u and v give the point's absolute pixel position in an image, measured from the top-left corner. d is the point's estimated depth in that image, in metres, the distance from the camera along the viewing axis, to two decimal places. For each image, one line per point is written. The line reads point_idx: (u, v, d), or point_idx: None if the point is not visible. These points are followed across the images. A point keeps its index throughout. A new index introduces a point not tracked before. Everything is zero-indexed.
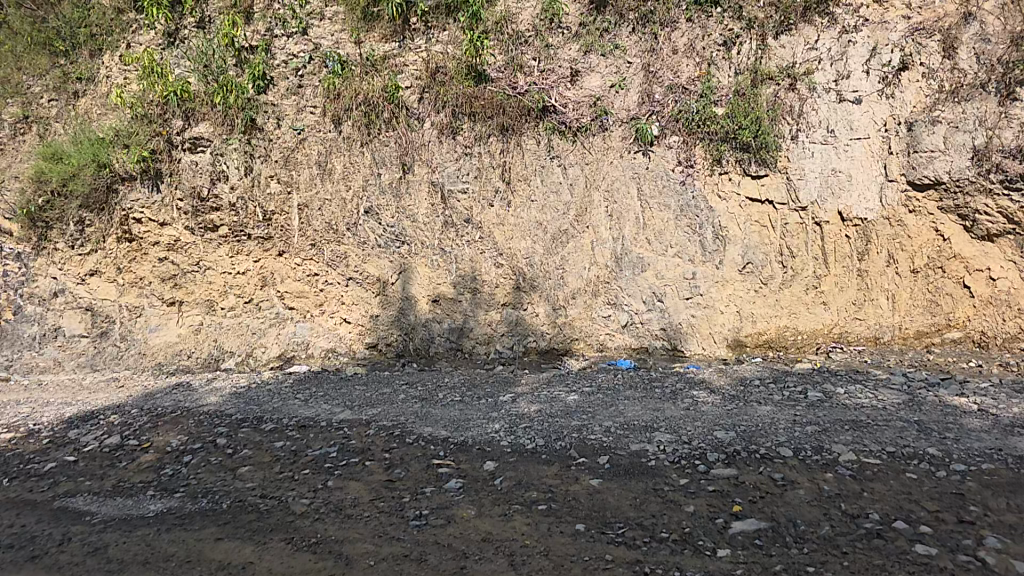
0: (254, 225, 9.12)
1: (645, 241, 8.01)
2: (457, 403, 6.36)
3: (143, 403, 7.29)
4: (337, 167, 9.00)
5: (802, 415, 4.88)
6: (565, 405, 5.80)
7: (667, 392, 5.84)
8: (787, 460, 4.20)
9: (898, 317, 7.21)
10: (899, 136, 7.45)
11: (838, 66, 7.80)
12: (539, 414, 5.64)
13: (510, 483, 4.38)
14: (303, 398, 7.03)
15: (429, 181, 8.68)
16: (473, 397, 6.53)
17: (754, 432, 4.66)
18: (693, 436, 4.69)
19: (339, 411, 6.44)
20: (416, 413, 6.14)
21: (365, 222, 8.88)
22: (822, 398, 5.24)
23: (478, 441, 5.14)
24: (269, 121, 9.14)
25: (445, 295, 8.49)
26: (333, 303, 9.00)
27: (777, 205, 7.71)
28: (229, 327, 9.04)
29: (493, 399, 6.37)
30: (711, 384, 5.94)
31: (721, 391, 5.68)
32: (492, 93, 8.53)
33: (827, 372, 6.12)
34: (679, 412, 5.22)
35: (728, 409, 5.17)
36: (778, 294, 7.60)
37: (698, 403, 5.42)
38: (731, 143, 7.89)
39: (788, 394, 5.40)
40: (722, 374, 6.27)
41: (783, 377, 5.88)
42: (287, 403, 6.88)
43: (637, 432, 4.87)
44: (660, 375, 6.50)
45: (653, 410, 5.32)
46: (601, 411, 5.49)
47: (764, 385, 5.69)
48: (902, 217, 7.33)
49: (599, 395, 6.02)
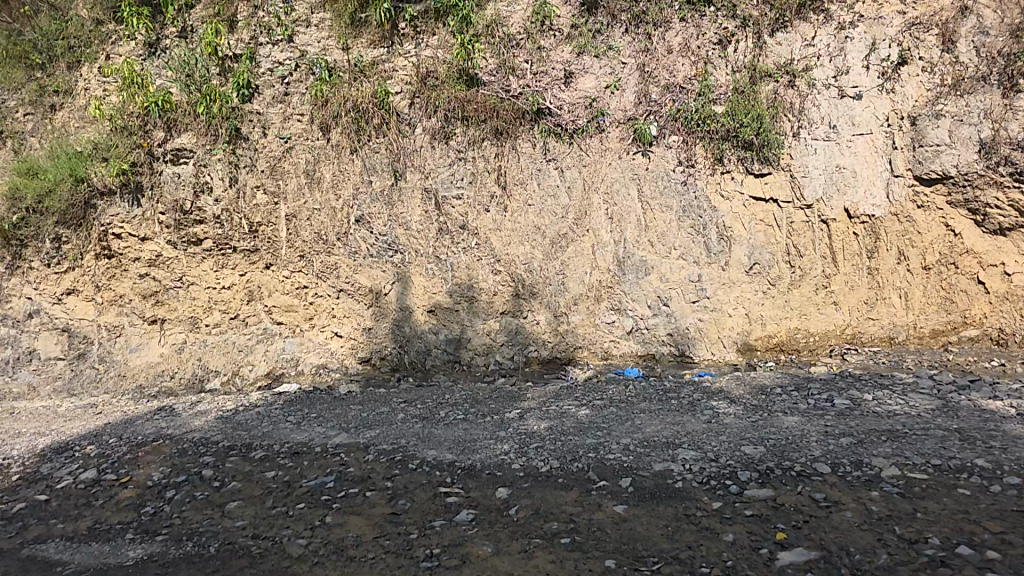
0: (239, 237, 8.71)
1: (648, 243, 7.68)
2: (461, 422, 6.02)
3: (122, 431, 6.90)
4: (326, 175, 8.64)
5: (834, 426, 4.71)
6: (578, 422, 5.52)
7: (685, 404, 5.59)
8: (826, 477, 4.04)
9: (912, 316, 6.97)
10: (903, 131, 7.19)
11: (836, 62, 7.53)
12: (551, 432, 5.36)
13: (526, 512, 4.12)
14: (294, 422, 6.61)
15: (423, 188, 8.34)
16: (478, 415, 6.19)
17: (785, 446, 4.46)
18: (720, 453, 4.49)
19: (336, 434, 6.07)
20: (419, 434, 5.81)
21: (356, 231, 8.52)
22: (850, 407, 5.05)
23: (488, 465, 4.89)
24: (255, 130, 8.77)
25: (442, 305, 8.14)
26: (324, 316, 8.62)
27: (783, 203, 7.39)
28: (213, 345, 8.62)
29: (500, 416, 6.04)
30: (730, 393, 5.71)
31: (742, 401, 5.46)
32: (485, 97, 8.20)
33: (851, 377, 5.85)
34: (701, 427, 5.00)
35: (752, 421, 4.97)
36: (788, 295, 7.30)
37: (720, 415, 5.19)
38: (732, 142, 7.55)
39: (815, 402, 5.20)
40: (739, 383, 5.98)
41: (806, 385, 5.65)
42: (278, 427, 6.47)
43: (659, 449, 4.69)
44: (675, 385, 6.20)
45: (673, 425, 5.10)
46: (617, 427, 5.24)
47: (788, 394, 5.50)
48: (910, 213, 7.07)
49: (612, 408, 5.75)
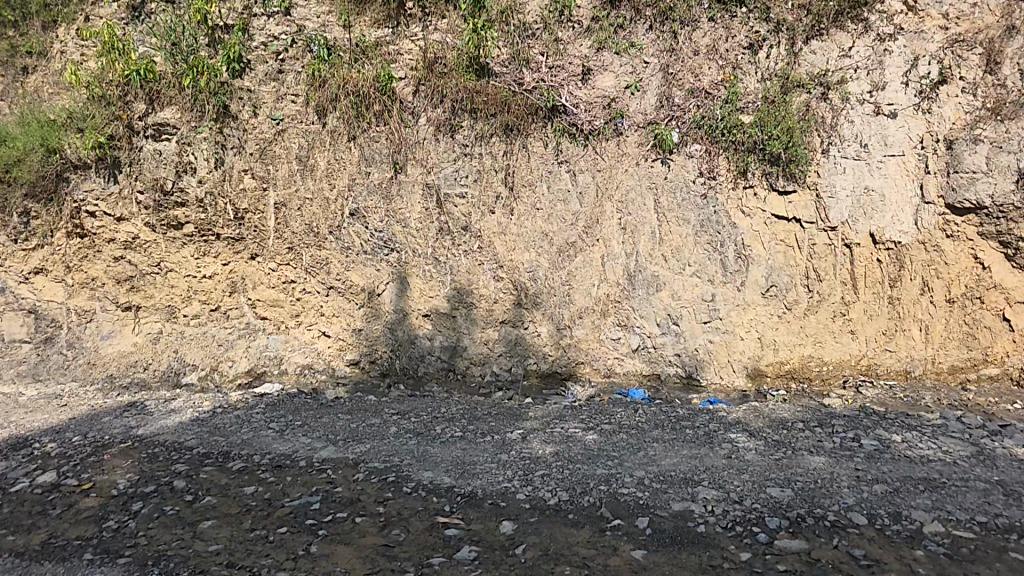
0: (224, 225, 8.22)
1: (661, 258, 7.29)
2: (460, 441, 5.60)
3: (87, 429, 6.37)
4: (320, 163, 8.13)
5: (865, 470, 4.37)
6: (585, 448, 5.13)
7: (701, 435, 5.22)
8: (863, 530, 3.71)
9: (930, 350, 6.70)
10: (937, 155, 6.85)
11: (873, 76, 7.13)
12: (557, 459, 4.96)
13: (534, 554, 3.76)
14: (276, 430, 6.12)
15: (424, 183, 7.86)
16: (477, 433, 5.78)
17: (815, 491, 4.11)
18: (744, 495, 4.14)
19: (323, 447, 5.62)
20: (413, 453, 5.38)
21: (350, 225, 8.03)
22: (880, 449, 4.72)
23: (491, 493, 4.49)
24: (245, 108, 8.22)
25: (438, 309, 7.70)
26: (312, 314, 8.16)
27: (806, 224, 7.04)
28: (191, 337, 8.12)
29: (500, 437, 5.63)
30: (749, 426, 5.35)
31: (762, 436, 5.10)
32: (496, 89, 7.74)
33: (876, 415, 5.53)
34: (720, 463, 4.63)
35: (776, 460, 4.62)
36: (803, 321, 6.98)
37: (739, 451, 4.82)
38: (758, 155, 7.15)
39: (841, 442, 4.86)
40: (757, 415, 5.63)
41: (829, 421, 5.32)
42: (259, 435, 5.99)
43: (679, 486, 4.33)
44: (687, 413, 5.83)
45: (690, 459, 4.74)
46: (629, 458, 4.87)
47: (811, 430, 5.15)
48: (939, 242, 6.77)
49: (622, 435, 5.37)
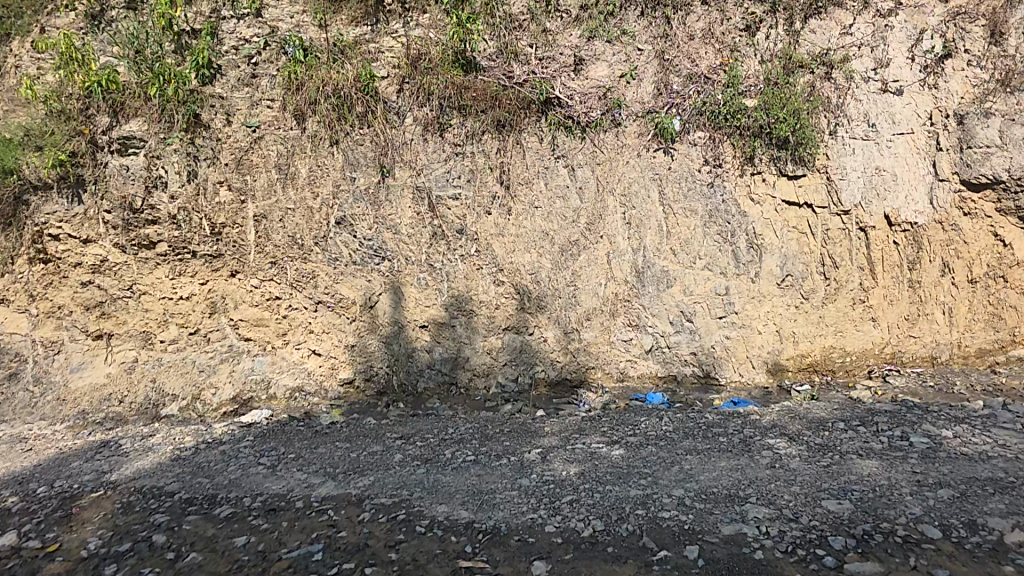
0: (200, 241, 7.67)
1: (669, 252, 6.92)
2: (474, 465, 5.16)
3: (53, 476, 5.76)
4: (301, 171, 7.64)
5: (924, 473, 4.15)
6: (615, 465, 4.83)
7: (737, 443, 4.98)
8: (939, 545, 3.42)
9: (956, 333, 6.46)
10: (949, 131, 6.60)
11: (876, 53, 6.88)
12: (585, 481, 4.60)
13: None
14: (267, 467, 5.59)
15: (414, 186, 7.41)
16: (491, 456, 5.34)
17: (876, 501, 3.87)
18: (799, 511, 3.85)
19: (321, 484, 5.12)
20: (425, 482, 4.93)
21: (336, 235, 7.55)
22: (932, 447, 4.52)
23: (517, 528, 4.06)
24: (217, 117, 7.71)
25: (436, 319, 7.27)
26: (300, 332, 7.69)
27: (818, 209, 6.73)
28: (169, 365, 7.54)
29: (518, 458, 5.22)
30: (789, 430, 5.12)
31: (804, 440, 4.90)
32: (485, 84, 7.35)
33: (917, 409, 5.29)
34: (764, 474, 4.38)
35: (824, 466, 4.41)
36: (822, 311, 6.67)
37: (783, 458, 4.60)
38: (765, 139, 6.83)
39: (890, 442, 4.67)
40: (792, 417, 5.41)
41: (871, 420, 5.11)
42: (248, 474, 5.45)
43: (726, 504, 4.04)
44: (716, 419, 5.54)
45: (732, 471, 4.48)
46: (665, 475, 4.56)
47: (853, 431, 4.95)
48: (956, 220, 6.51)
49: (652, 449, 5.07)
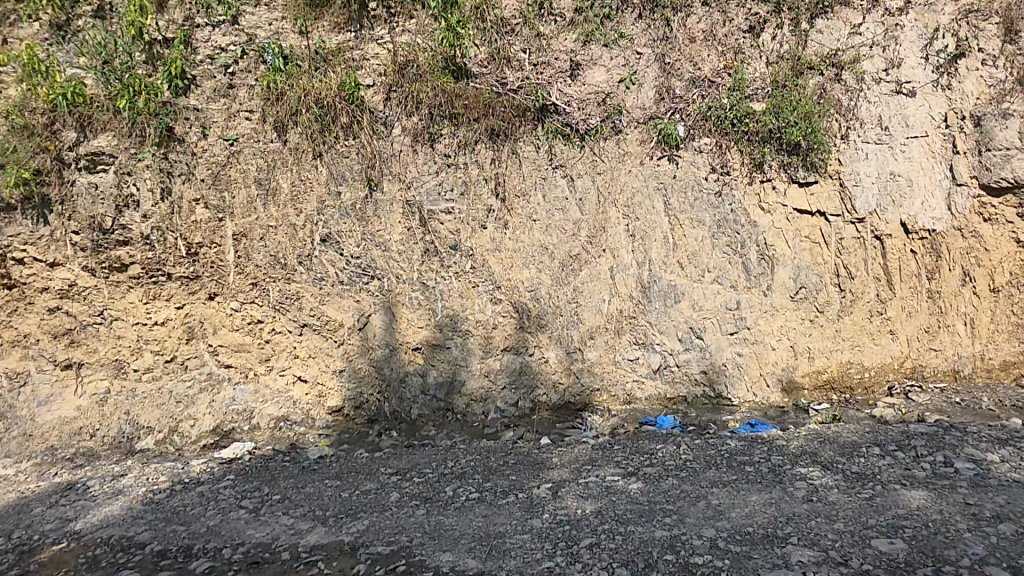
0: (176, 262, 7.18)
1: (676, 266, 6.55)
2: (478, 505, 4.71)
3: (11, 527, 5.22)
4: (283, 185, 7.19)
5: (977, 503, 3.91)
6: (634, 501, 4.42)
7: (766, 472, 4.60)
8: None
9: (978, 346, 6.14)
10: (965, 134, 6.33)
11: (887, 53, 6.58)
12: (602, 520, 4.20)
13: None
14: (250, 511, 5.08)
15: (403, 200, 7.00)
16: (497, 493, 4.88)
17: (931, 540, 3.58)
18: (848, 553, 3.55)
19: (311, 531, 4.65)
20: (425, 526, 4.48)
21: (322, 253, 7.11)
22: (981, 473, 4.27)
23: None
24: (192, 130, 7.23)
25: (429, 340, 6.85)
26: (284, 358, 7.21)
27: (831, 217, 6.41)
28: (145, 396, 7.03)
29: (526, 495, 4.76)
30: (821, 457, 4.75)
31: (838, 467, 4.56)
32: (478, 91, 6.96)
33: (955, 430, 4.97)
34: (802, 510, 4.03)
35: (867, 498, 4.08)
36: (838, 325, 6.32)
37: (819, 490, 4.26)
38: (775, 145, 6.49)
39: (933, 468, 4.38)
40: (822, 441, 5.04)
41: (906, 442, 4.79)
42: (228, 520, 4.94)
43: (765, 546, 3.70)
44: (739, 446, 5.13)
45: (766, 506, 4.12)
46: (691, 511, 4.18)
47: (889, 456, 4.62)
48: (976, 227, 6.22)
49: (673, 481, 4.66)
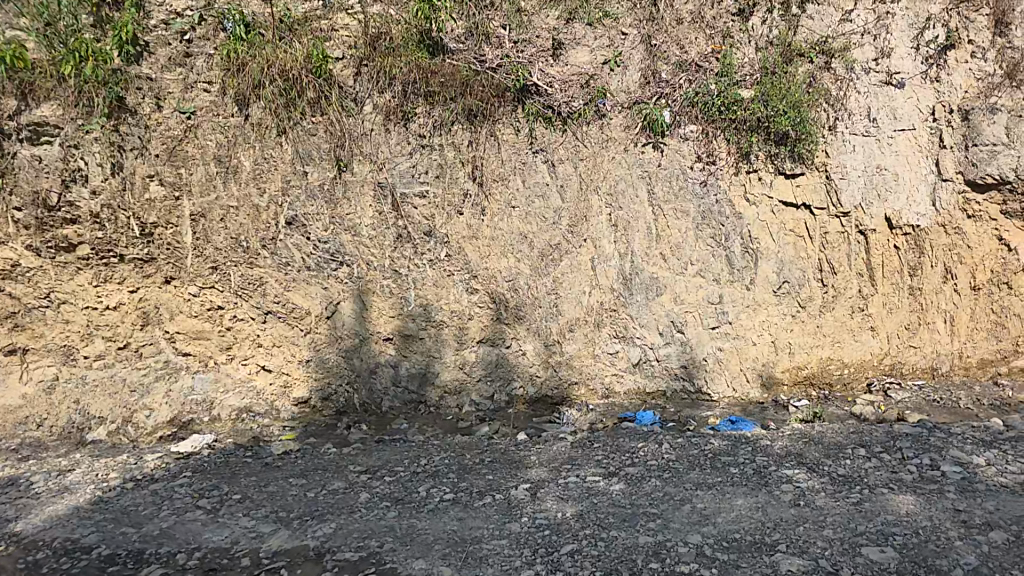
0: (128, 243, 6.70)
1: (659, 257, 6.36)
2: (453, 507, 4.45)
3: None
4: (245, 163, 6.73)
5: (967, 510, 3.80)
6: (616, 504, 4.23)
7: (751, 475, 4.46)
8: None
9: (957, 343, 6.13)
10: (952, 128, 6.22)
11: (878, 42, 6.40)
12: (584, 525, 4.00)
13: None
14: (207, 512, 4.70)
15: (375, 182, 6.62)
16: (473, 493, 4.64)
17: (923, 549, 3.45)
18: (839, 562, 3.39)
19: (272, 534, 4.30)
20: (396, 530, 4.19)
21: (287, 236, 6.71)
22: (968, 478, 4.19)
23: None
24: (145, 101, 6.69)
25: (402, 331, 6.55)
26: (246, 346, 6.83)
27: (816, 211, 6.27)
28: (95, 384, 6.57)
29: (503, 497, 4.53)
30: (805, 457, 4.64)
31: (823, 469, 4.45)
32: (454, 68, 6.57)
33: (940, 431, 4.92)
34: (790, 515, 3.88)
35: (855, 504, 3.95)
36: (819, 320, 6.22)
37: (806, 493, 4.12)
38: (762, 134, 6.30)
39: (921, 472, 4.29)
40: (805, 441, 4.95)
41: (890, 444, 4.72)
42: (182, 522, 4.56)
43: (753, 555, 3.53)
44: (723, 445, 4.99)
45: (752, 511, 3.95)
46: (675, 515, 4.00)
47: (874, 459, 4.52)
48: (960, 224, 6.15)
49: (655, 483, 4.49)
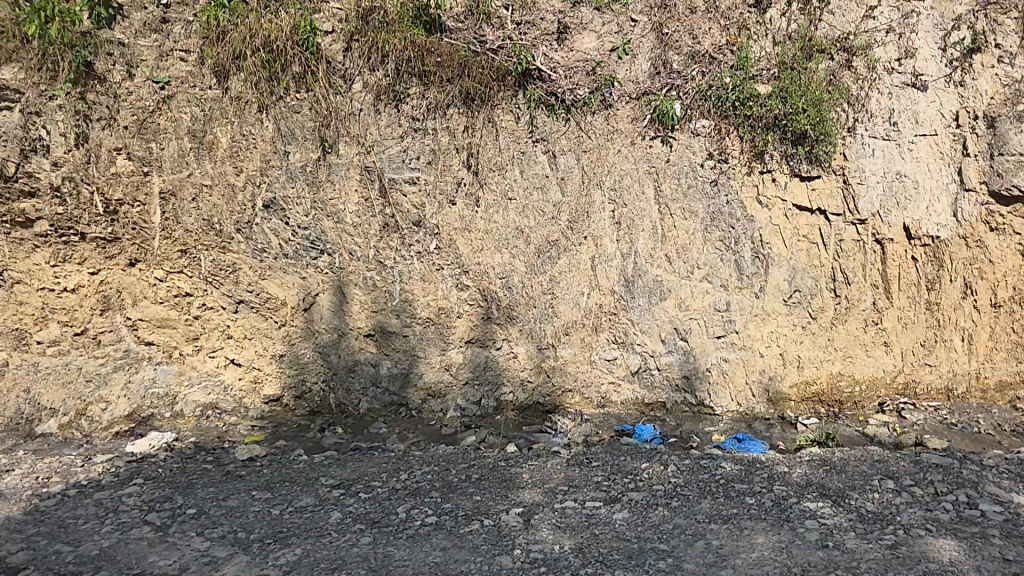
0: (90, 220, 6.13)
1: (664, 259, 5.95)
2: (436, 533, 3.97)
3: None
4: (222, 140, 6.22)
5: (1017, 559, 3.41)
6: (621, 537, 3.79)
7: (770, 508, 4.05)
8: None
9: (975, 364, 5.78)
10: (978, 135, 5.86)
11: (902, 41, 6.04)
12: (587, 562, 3.55)
13: None
14: (156, 530, 4.12)
15: (362, 166, 6.15)
16: (458, 517, 4.17)
17: None
18: None
19: (228, 561, 3.76)
20: (371, 560, 3.69)
21: (264, 220, 6.21)
22: (1011, 520, 3.82)
23: None
24: (115, 68, 6.15)
25: (385, 327, 6.07)
26: (214, 337, 6.32)
27: (832, 217, 5.90)
28: (48, 372, 5.99)
29: (493, 522, 4.07)
30: (827, 489, 4.25)
31: (848, 504, 4.05)
32: (452, 48, 6.12)
33: (973, 464, 4.55)
34: (818, 559, 3.46)
35: (890, 547, 3.55)
36: (831, 333, 5.84)
37: (834, 533, 3.72)
38: (778, 133, 5.91)
39: (957, 512, 3.90)
40: (824, 469, 4.56)
41: (919, 477, 4.34)
42: (127, 541, 3.96)
43: None
44: (735, 471, 4.58)
45: (775, 553, 3.53)
46: (688, 554, 3.57)
47: (902, 494, 4.13)
48: (982, 237, 5.79)
49: (663, 513, 4.06)
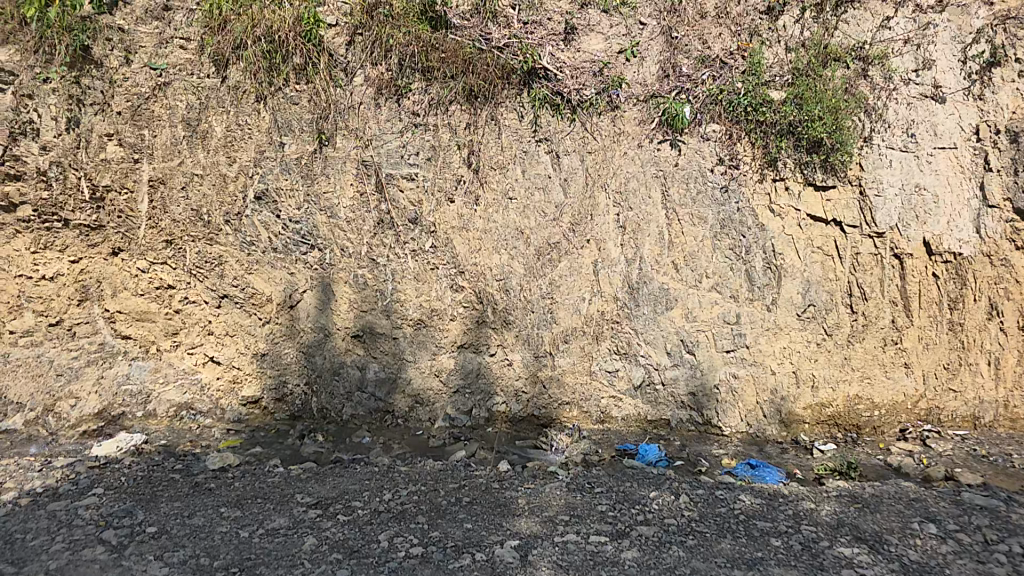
0: (75, 206, 5.86)
1: (670, 266, 5.66)
2: (422, 568, 3.53)
3: None
4: (216, 129, 6.02)
5: None
6: None
7: (800, 552, 3.63)
8: None
9: (1001, 390, 5.41)
10: (999, 149, 5.62)
11: (919, 53, 5.86)
12: None
13: None
14: (110, 551, 3.67)
15: (358, 160, 5.92)
16: (447, 549, 3.72)
17: None
18: None
19: None
20: None
21: (255, 212, 5.96)
22: None
23: None
24: (113, 54, 6.00)
25: (373, 328, 5.74)
26: (195, 333, 5.99)
27: (848, 228, 5.60)
28: (18, 363, 5.65)
29: (487, 557, 3.63)
30: (861, 533, 3.82)
31: (888, 553, 3.62)
32: (457, 44, 5.94)
33: (1020, 505, 4.16)
34: None
35: None
36: (846, 351, 5.48)
37: None
38: (791, 140, 5.67)
39: (1013, 566, 3.49)
40: (856, 507, 4.15)
41: (964, 521, 3.94)
42: (77, 562, 3.53)
43: None
44: (755, 505, 4.17)
45: None
46: None
47: (947, 543, 3.70)
48: (1008, 254, 5.47)
49: (678, 553, 3.63)
